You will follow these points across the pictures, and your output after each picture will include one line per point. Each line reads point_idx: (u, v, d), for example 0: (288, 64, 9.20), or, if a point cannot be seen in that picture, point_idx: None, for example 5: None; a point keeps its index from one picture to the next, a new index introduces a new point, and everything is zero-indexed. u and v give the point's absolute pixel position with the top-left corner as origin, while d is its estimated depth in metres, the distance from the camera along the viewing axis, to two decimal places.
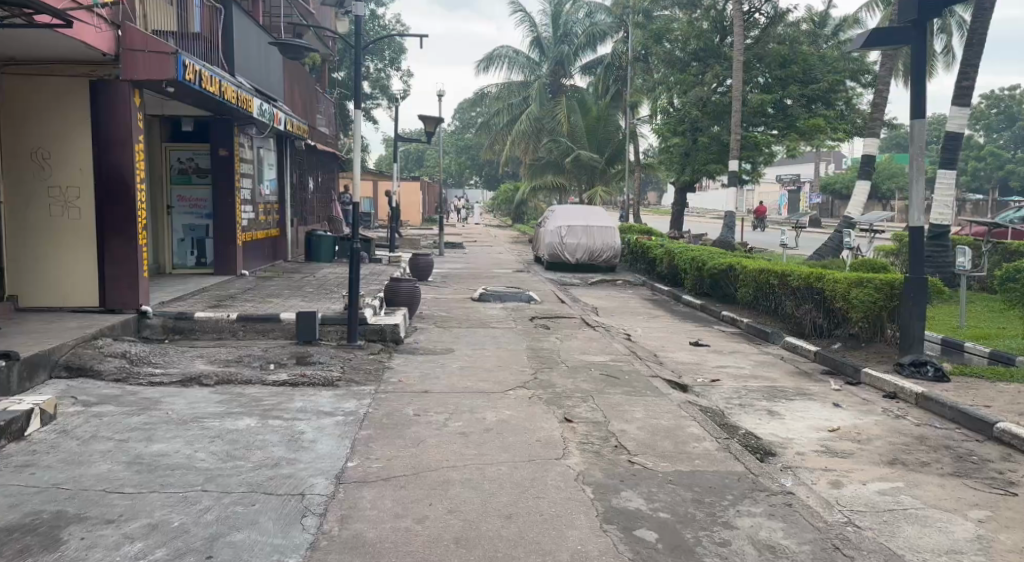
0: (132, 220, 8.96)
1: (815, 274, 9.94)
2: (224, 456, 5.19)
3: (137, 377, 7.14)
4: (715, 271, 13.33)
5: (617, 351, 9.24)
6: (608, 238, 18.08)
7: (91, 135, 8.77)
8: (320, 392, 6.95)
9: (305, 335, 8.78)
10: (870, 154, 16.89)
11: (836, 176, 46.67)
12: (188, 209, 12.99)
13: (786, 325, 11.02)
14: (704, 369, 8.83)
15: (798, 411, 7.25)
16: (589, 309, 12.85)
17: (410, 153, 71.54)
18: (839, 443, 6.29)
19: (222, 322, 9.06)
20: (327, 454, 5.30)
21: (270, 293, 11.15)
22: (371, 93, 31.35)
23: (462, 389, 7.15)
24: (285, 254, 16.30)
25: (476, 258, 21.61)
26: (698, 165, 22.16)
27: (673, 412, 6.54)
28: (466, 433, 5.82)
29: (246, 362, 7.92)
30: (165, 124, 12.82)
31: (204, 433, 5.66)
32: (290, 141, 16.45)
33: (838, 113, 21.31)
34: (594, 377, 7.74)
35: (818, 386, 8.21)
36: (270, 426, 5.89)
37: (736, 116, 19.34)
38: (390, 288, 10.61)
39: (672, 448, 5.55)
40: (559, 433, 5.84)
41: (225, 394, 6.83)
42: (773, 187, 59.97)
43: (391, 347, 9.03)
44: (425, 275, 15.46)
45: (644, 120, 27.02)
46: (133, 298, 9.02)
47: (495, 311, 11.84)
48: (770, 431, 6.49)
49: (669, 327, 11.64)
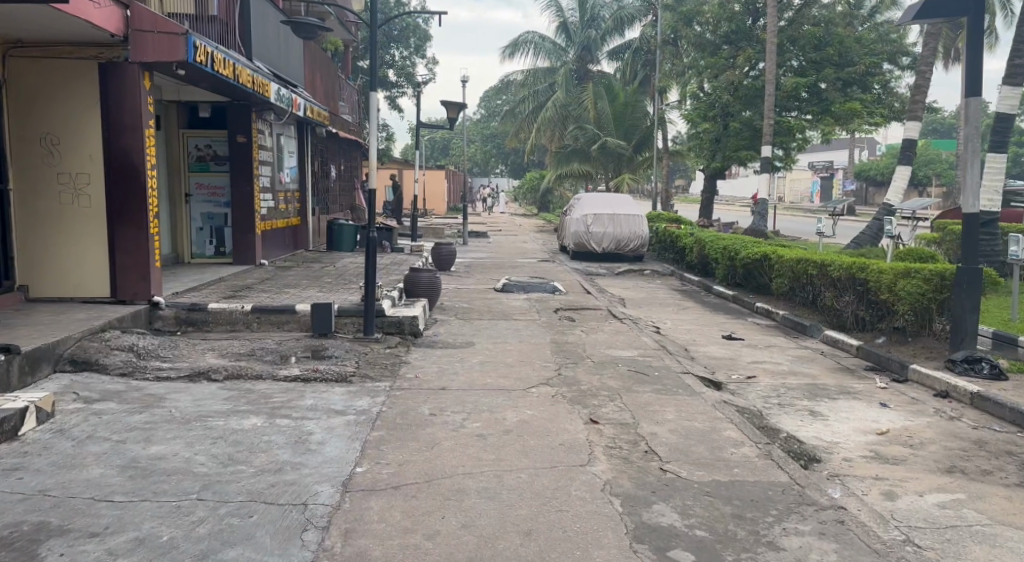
0: (144, 206, 8.64)
1: (858, 263, 9.41)
2: (224, 460, 4.84)
3: (144, 371, 6.85)
4: (748, 261, 12.80)
5: (646, 345, 8.80)
6: (635, 226, 17.54)
7: (100, 120, 8.47)
8: (332, 388, 6.59)
9: (320, 328, 8.43)
10: (911, 138, 16.14)
11: (870, 162, 45.64)
12: (206, 197, 12.72)
13: (825, 318, 10.50)
14: (739, 365, 8.35)
15: (842, 411, 6.76)
16: (615, 301, 12.39)
17: (436, 142, 71.22)
18: (889, 448, 5.82)
19: (236, 313, 8.75)
20: (335, 459, 4.93)
21: (287, 284, 10.86)
22: (396, 81, 30.97)
23: (482, 386, 6.76)
24: (306, 243, 16.01)
25: (501, 247, 21.20)
26: (729, 151, 21.51)
27: (707, 413, 6.09)
28: (485, 436, 5.43)
29: (258, 355, 7.60)
30: (183, 111, 12.56)
31: (206, 434, 5.32)
32: (311, 127, 16.13)
33: (874, 96, 20.57)
34: (621, 374, 7.31)
35: (862, 384, 7.71)
36: (277, 426, 5.54)
37: (770, 100, 18.67)
38: (410, 279, 10.23)
39: (708, 455, 5.11)
40: (584, 436, 5.43)
41: (233, 389, 6.50)
42: (804, 174, 58.85)
43: (410, 340, 8.66)
44: (447, 265, 15.12)
45: (673, 105, 26.40)
46: (145, 289, 8.73)
47: (518, 303, 11.44)
48: (812, 434, 6.03)
49: (700, 319, 11.16)
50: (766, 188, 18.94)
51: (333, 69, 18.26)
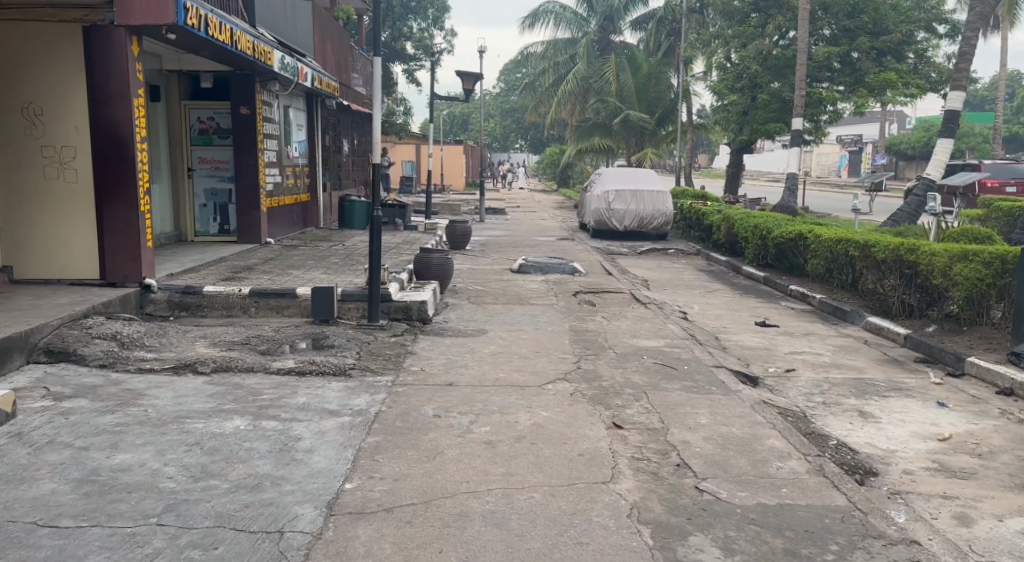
0: (133, 181, 7.98)
1: (908, 244, 8.64)
2: (196, 473, 4.24)
3: (125, 362, 6.28)
4: (782, 240, 11.99)
5: (673, 334, 8.08)
6: (659, 203, 16.80)
7: (85, 88, 7.82)
8: (329, 383, 5.98)
9: (321, 315, 7.85)
10: (954, 109, 15.11)
11: (902, 136, 44.17)
12: (209, 171, 12.12)
13: (867, 303, 9.75)
14: (775, 356, 7.64)
15: (896, 413, 6.07)
16: (639, 283, 11.66)
17: (455, 117, 70.08)
18: (955, 458, 5.14)
19: (232, 297, 8.16)
20: (322, 472, 4.31)
21: (291, 264, 10.26)
22: (414, 54, 30.17)
23: (493, 381, 6.12)
24: (317, 220, 15.41)
25: (519, 225, 20.49)
26: (757, 124, 20.43)
27: (746, 417, 5.41)
28: (495, 443, 4.80)
29: (252, 344, 7.02)
30: (184, 80, 11.88)
31: (182, 439, 4.72)
32: (321, 99, 15.43)
33: (909, 67, 19.58)
34: (648, 367, 6.64)
35: (914, 379, 7.01)
36: (262, 430, 4.93)
37: (801, 71, 17.63)
38: (420, 261, 9.58)
39: (749, 470, 4.45)
40: (607, 445, 4.80)
41: (220, 385, 5.90)
42: (832, 148, 57.31)
43: (418, 326, 8.04)
44: (461, 243, 14.50)
45: (698, 77, 25.39)
46: (136, 270, 8.11)
47: (535, 285, 10.75)
48: (865, 441, 5.37)
49: (730, 303, 10.44)
50: (795, 162, 17.97)
51: (346, 39, 17.53)
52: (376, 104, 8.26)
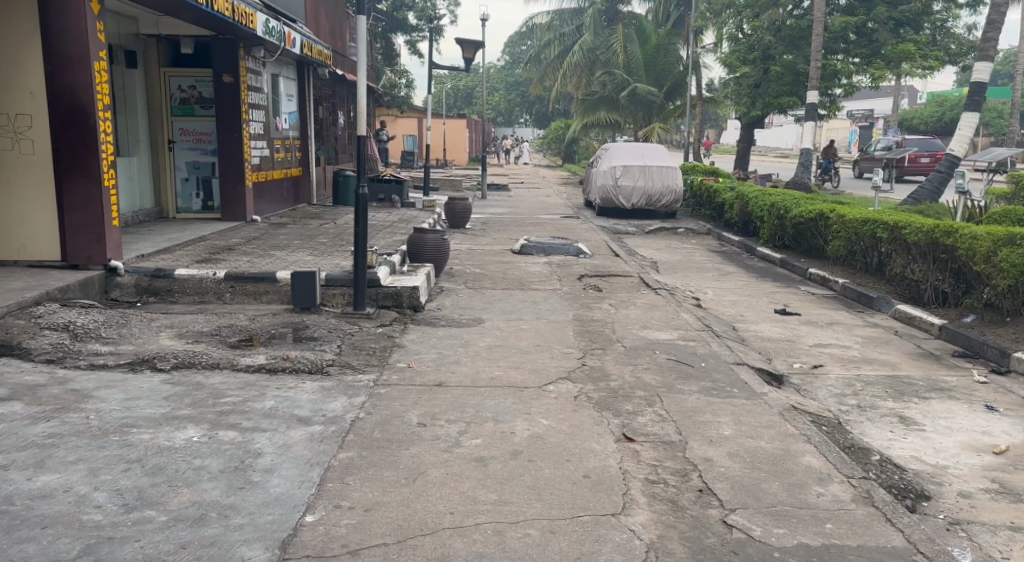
0: (94, 151, 7.24)
1: (946, 227, 7.93)
2: (130, 501, 3.58)
3: (76, 357, 5.61)
4: (801, 221, 11.25)
5: (687, 324, 7.38)
6: (668, 179, 16.00)
7: (40, 50, 7.08)
8: (303, 384, 5.30)
9: (302, 302, 7.14)
10: (981, 81, 14.16)
11: (915, 110, 43.08)
12: (191, 144, 11.39)
13: (895, 289, 9.04)
14: (800, 349, 6.95)
15: (941, 418, 5.37)
16: (647, 265, 10.94)
17: (459, 89, 68.92)
18: (1017, 476, 4.46)
19: (206, 281, 7.47)
20: (280, 500, 3.65)
21: (276, 244, 9.57)
22: (416, 25, 29.22)
23: (487, 381, 5.44)
24: (309, 196, 14.69)
25: (522, 202, 19.77)
26: (770, 98, 19.53)
27: (775, 427, 4.72)
28: (487, 461, 4.13)
29: (223, 336, 6.34)
30: (163, 45, 11.12)
31: (121, 455, 4.06)
32: (313, 69, 14.63)
33: (928, 38, 18.59)
34: (661, 364, 5.95)
35: (956, 377, 6.31)
36: (219, 443, 4.26)
37: (818, 41, 16.67)
38: (414, 241, 8.89)
39: (785, 498, 3.77)
40: (616, 463, 4.12)
41: (179, 385, 5.22)
42: (843, 123, 56.26)
43: (408, 315, 7.36)
44: (461, 222, 13.81)
45: (708, 48, 24.45)
46: (101, 251, 7.41)
47: (537, 267, 10.03)
48: (910, 454, 4.69)
49: (746, 288, 9.72)
50: (810, 138, 17.12)
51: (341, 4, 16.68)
52: (363, 60, 7.33)
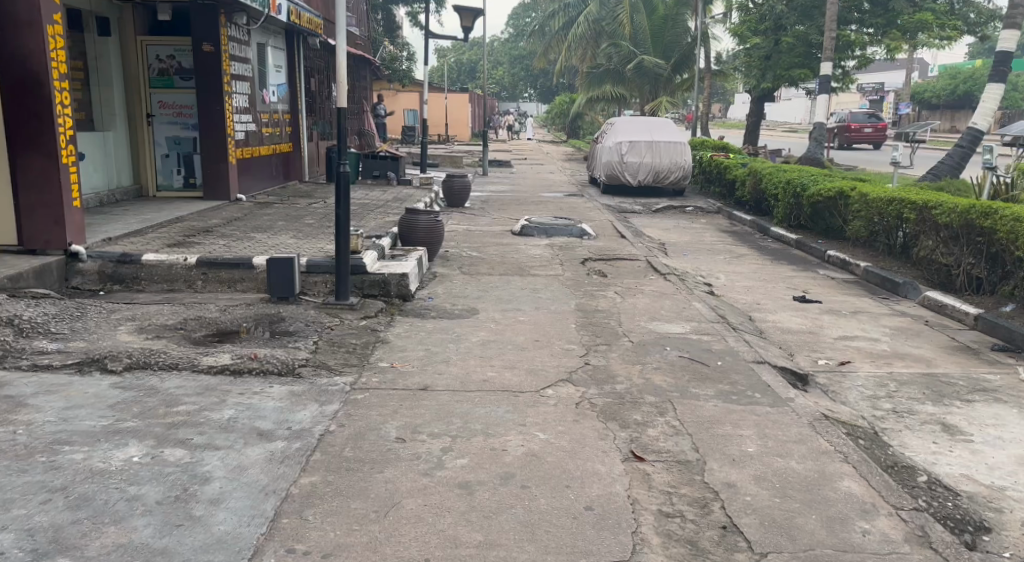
0: (51, 125, 6.58)
1: (984, 207, 7.24)
2: (42, 545, 2.99)
3: (18, 358, 5.00)
4: (819, 199, 10.54)
5: (700, 314, 6.75)
6: (677, 155, 15.20)
7: None
8: (269, 388, 4.70)
9: (279, 292, 6.50)
10: (1008, 50, 13.28)
11: (928, 83, 41.89)
12: (171, 118, 10.71)
13: (922, 273, 8.38)
14: (824, 343, 6.32)
15: (990, 426, 4.74)
16: (655, 248, 10.27)
17: (462, 63, 67.71)
18: None
19: (176, 268, 6.85)
20: (223, 541, 3.07)
21: (258, 226, 8.93)
22: None
23: (478, 385, 4.83)
24: (301, 174, 14.02)
25: (523, 179, 19.08)
26: (780, 70, 18.67)
27: (807, 442, 4.11)
28: (473, 488, 3.52)
29: (188, 331, 5.73)
30: (139, 12, 10.41)
31: (43, 482, 3.45)
32: (303, 38, 13.90)
33: (948, 6, 17.64)
34: (673, 364, 5.33)
35: (999, 376, 5.69)
36: (162, 465, 3.66)
37: (833, 10, 15.77)
38: (405, 224, 8.26)
39: (824, 542, 3.15)
40: (623, 491, 3.52)
41: (129, 389, 4.62)
42: (853, 96, 55.01)
43: (396, 305, 6.75)
44: (459, 200, 13.15)
45: (718, 19, 23.50)
46: (60, 235, 6.80)
47: (538, 251, 9.38)
48: (961, 473, 4.07)
49: (762, 271, 9.09)
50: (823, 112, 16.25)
51: None
52: (343, 24, 6.64)
